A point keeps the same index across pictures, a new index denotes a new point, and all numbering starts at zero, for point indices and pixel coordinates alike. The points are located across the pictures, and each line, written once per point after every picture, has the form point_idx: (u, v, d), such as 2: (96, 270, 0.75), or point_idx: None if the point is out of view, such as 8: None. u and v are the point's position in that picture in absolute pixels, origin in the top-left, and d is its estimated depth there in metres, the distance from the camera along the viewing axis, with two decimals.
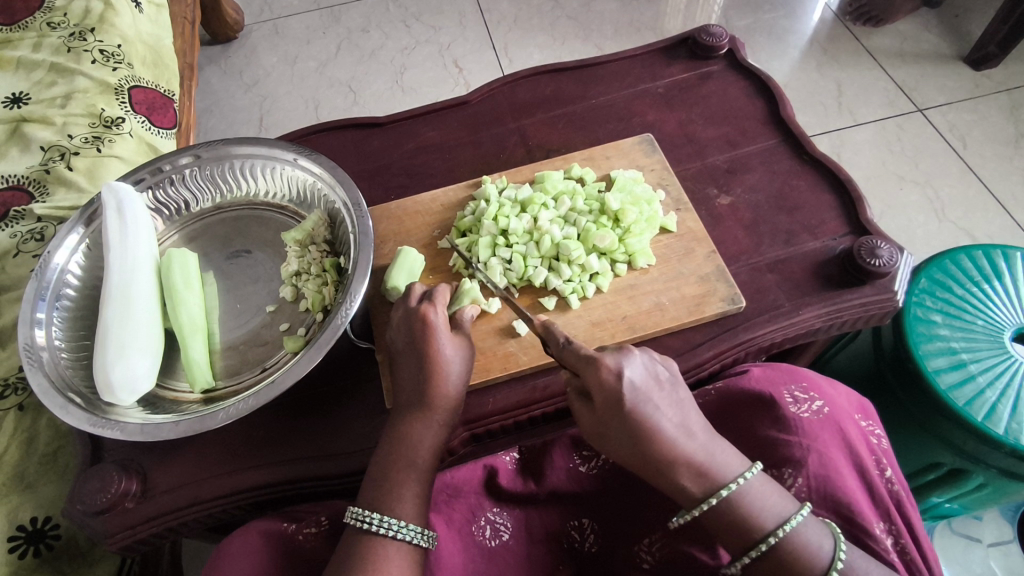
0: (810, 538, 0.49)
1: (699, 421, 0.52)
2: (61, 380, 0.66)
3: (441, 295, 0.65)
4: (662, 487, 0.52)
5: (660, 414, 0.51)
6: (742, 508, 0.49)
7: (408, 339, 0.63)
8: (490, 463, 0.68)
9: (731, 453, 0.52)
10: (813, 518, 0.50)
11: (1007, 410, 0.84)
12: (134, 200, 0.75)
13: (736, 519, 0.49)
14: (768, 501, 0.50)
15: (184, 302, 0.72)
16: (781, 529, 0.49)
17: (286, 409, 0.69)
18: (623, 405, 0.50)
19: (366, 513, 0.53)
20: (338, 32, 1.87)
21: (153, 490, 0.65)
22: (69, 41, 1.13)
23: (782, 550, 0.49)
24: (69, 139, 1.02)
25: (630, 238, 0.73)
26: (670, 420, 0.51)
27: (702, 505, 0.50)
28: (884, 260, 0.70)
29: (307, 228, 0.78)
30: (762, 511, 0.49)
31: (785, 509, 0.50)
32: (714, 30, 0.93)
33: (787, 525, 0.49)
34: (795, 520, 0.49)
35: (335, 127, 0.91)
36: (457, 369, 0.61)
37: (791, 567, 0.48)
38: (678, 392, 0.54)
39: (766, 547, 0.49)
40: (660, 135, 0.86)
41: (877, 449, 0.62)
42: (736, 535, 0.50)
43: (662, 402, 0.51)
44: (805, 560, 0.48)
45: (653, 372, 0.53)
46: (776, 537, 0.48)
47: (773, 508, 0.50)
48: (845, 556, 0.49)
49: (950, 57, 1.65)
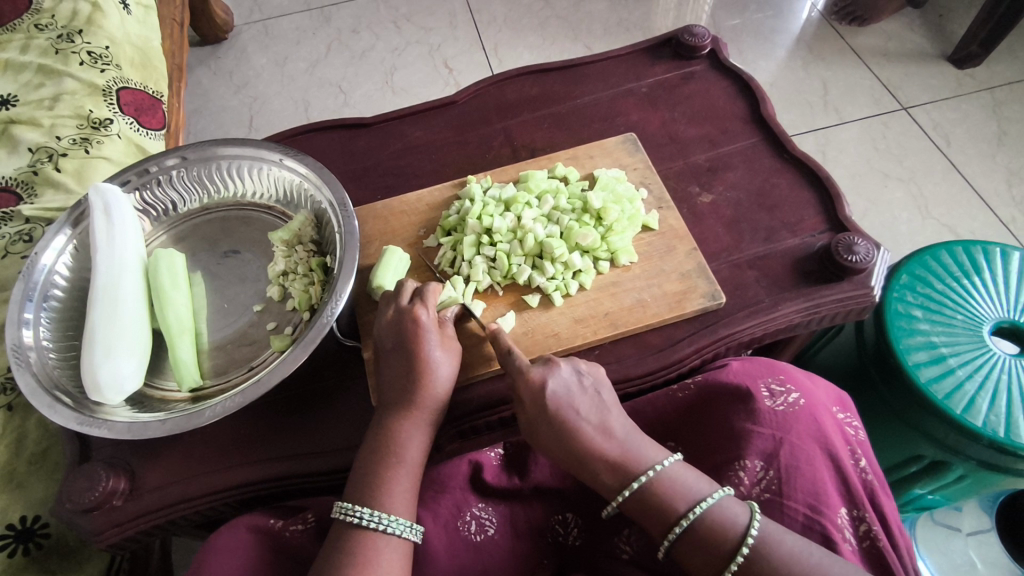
0: (725, 515, 0.51)
1: (619, 419, 0.57)
2: (49, 380, 0.66)
3: (432, 292, 0.66)
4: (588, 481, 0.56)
5: (580, 415, 0.57)
6: (660, 493, 0.53)
7: (397, 338, 0.64)
8: (475, 460, 0.68)
9: (650, 447, 0.56)
10: (730, 497, 0.52)
11: (985, 403, 0.85)
12: (121, 202, 0.76)
13: (653, 504, 0.53)
14: (681, 485, 0.53)
15: (172, 302, 0.73)
16: (694, 509, 0.51)
17: (272, 408, 0.69)
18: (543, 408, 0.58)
19: (355, 508, 0.54)
20: (328, 33, 1.87)
21: (141, 488, 0.66)
22: (56, 43, 1.13)
23: (697, 528, 0.51)
24: (57, 141, 1.02)
25: (612, 235, 0.74)
26: (590, 420, 0.57)
27: (619, 495, 0.54)
28: (861, 256, 0.72)
29: (294, 228, 0.79)
30: (677, 493, 0.52)
31: (700, 491, 0.52)
32: (696, 31, 0.94)
33: (700, 504, 0.51)
34: (705, 501, 0.51)
35: (322, 128, 0.91)
36: (444, 371, 0.63)
37: (708, 544, 0.50)
38: (602, 393, 0.59)
39: (681, 528, 0.51)
40: (644, 135, 0.88)
41: (852, 440, 0.63)
42: (657, 520, 0.52)
43: (581, 406, 0.58)
44: (719, 535, 0.50)
45: (574, 377, 0.60)
46: (687, 516, 0.51)
47: (686, 491, 0.52)
48: (757, 530, 0.49)
49: (934, 56, 1.67)
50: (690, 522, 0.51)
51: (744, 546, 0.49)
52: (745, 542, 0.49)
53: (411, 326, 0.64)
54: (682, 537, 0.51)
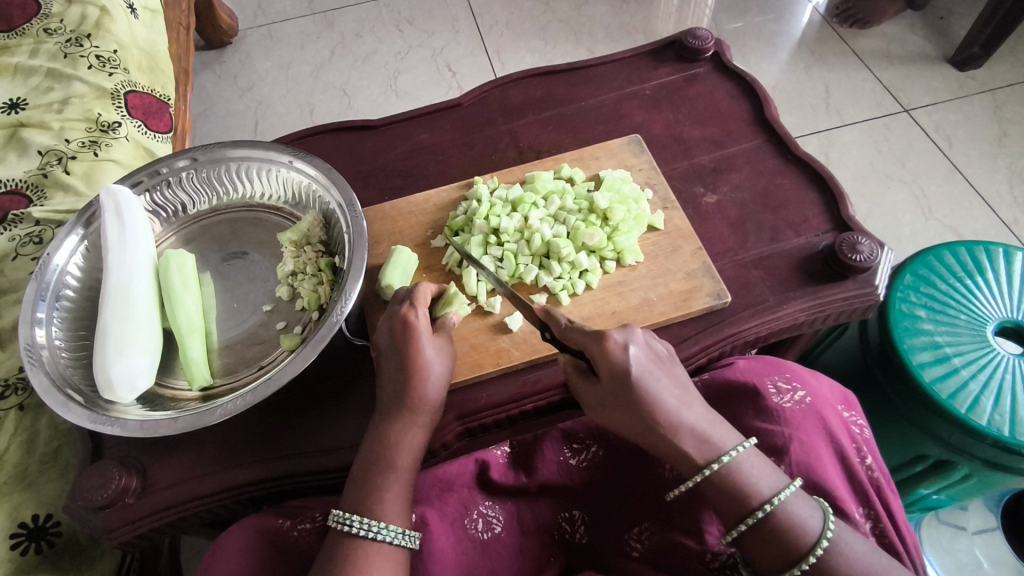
0: (802, 510, 0.51)
1: (697, 395, 0.56)
2: (61, 378, 0.67)
3: (422, 296, 0.66)
4: (664, 454, 0.55)
5: (663, 386, 0.54)
6: (740, 477, 0.52)
7: (389, 341, 0.64)
8: (482, 458, 0.69)
9: (725, 429, 0.55)
10: (804, 493, 0.52)
11: (989, 402, 0.86)
12: (132, 203, 0.77)
13: (731, 488, 0.52)
14: (762, 473, 0.52)
15: (182, 302, 0.74)
16: (776, 497, 0.51)
17: (281, 407, 0.70)
18: (627, 378, 0.54)
19: (348, 515, 0.55)
20: (332, 37, 1.88)
21: (152, 486, 0.66)
22: (65, 47, 1.14)
23: (775, 519, 0.51)
24: (66, 143, 1.03)
25: (618, 235, 0.75)
26: (673, 393, 0.54)
27: (704, 471, 0.52)
28: (865, 256, 0.72)
29: (303, 228, 0.80)
30: (757, 480, 0.52)
31: (779, 480, 0.52)
32: (700, 34, 0.95)
33: (782, 494, 0.51)
34: (787, 491, 0.52)
35: (329, 130, 0.92)
36: (438, 368, 0.63)
37: (783, 535, 0.50)
38: (675, 367, 0.57)
39: (761, 515, 0.51)
40: (648, 136, 0.88)
41: (859, 438, 0.64)
42: (736, 504, 0.52)
43: (663, 377, 0.55)
44: (797, 527, 0.50)
45: (653, 349, 0.57)
46: (771, 505, 0.51)
47: (768, 479, 0.52)
48: (833, 529, 0.51)
49: (935, 59, 1.68)
50: (771, 511, 0.51)
51: (819, 547, 0.50)
52: (820, 540, 0.50)
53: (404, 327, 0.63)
54: (757, 526, 0.51)
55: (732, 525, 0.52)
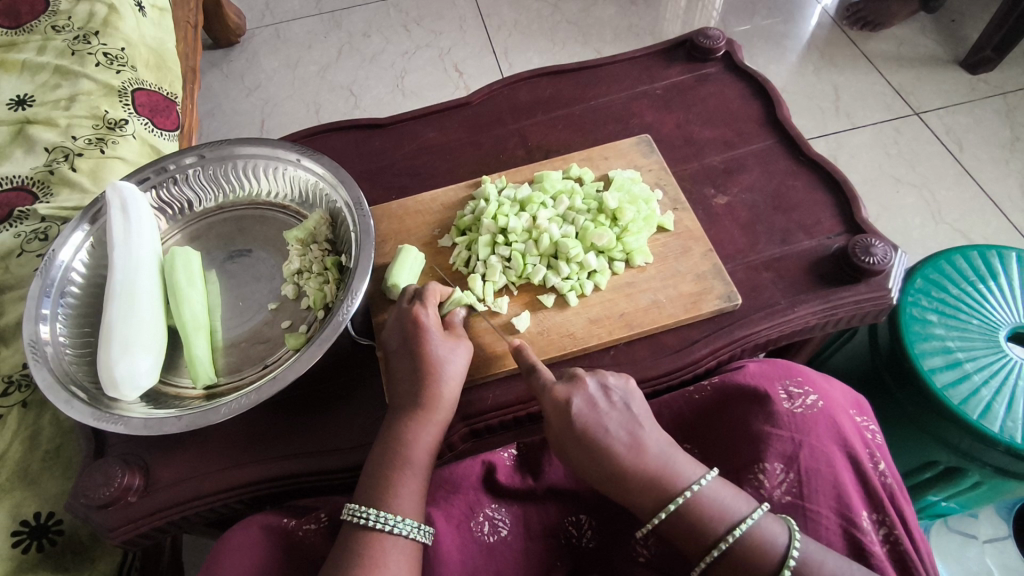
0: (765, 535, 0.51)
1: (652, 433, 0.57)
2: (65, 375, 0.66)
3: (432, 294, 0.67)
4: (618, 498, 0.55)
5: (611, 430, 0.56)
6: (696, 513, 0.52)
7: (401, 340, 0.64)
8: (488, 460, 0.68)
9: (683, 463, 0.55)
10: (770, 517, 0.52)
11: (1002, 409, 0.85)
12: (138, 199, 0.76)
13: (690, 524, 0.52)
14: (721, 504, 0.52)
15: (187, 299, 0.73)
16: (733, 531, 0.51)
17: (286, 406, 0.69)
18: (574, 424, 0.57)
19: (364, 508, 0.54)
20: (339, 37, 1.88)
21: (155, 484, 0.66)
22: (73, 44, 1.14)
23: (737, 551, 0.50)
24: (73, 141, 1.03)
25: (628, 236, 0.74)
26: (622, 436, 0.56)
27: (657, 515, 0.53)
28: (879, 259, 0.71)
29: (309, 227, 0.79)
30: (716, 514, 0.52)
31: (738, 511, 0.52)
32: (711, 33, 0.94)
33: (742, 526, 0.51)
34: (746, 523, 0.51)
35: (337, 128, 0.92)
36: (456, 363, 0.63)
37: (748, 567, 0.50)
38: (629, 407, 0.59)
39: (721, 550, 0.51)
40: (658, 136, 0.88)
41: (871, 443, 0.63)
42: (697, 539, 0.52)
43: (613, 420, 0.57)
44: (760, 559, 0.50)
45: (603, 394, 0.59)
46: (728, 539, 0.50)
47: (727, 511, 0.52)
48: (798, 553, 0.49)
49: (946, 62, 1.67)
50: (730, 544, 0.51)
51: (785, 572, 0.49)
52: (786, 565, 0.49)
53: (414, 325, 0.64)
54: (720, 561, 0.51)
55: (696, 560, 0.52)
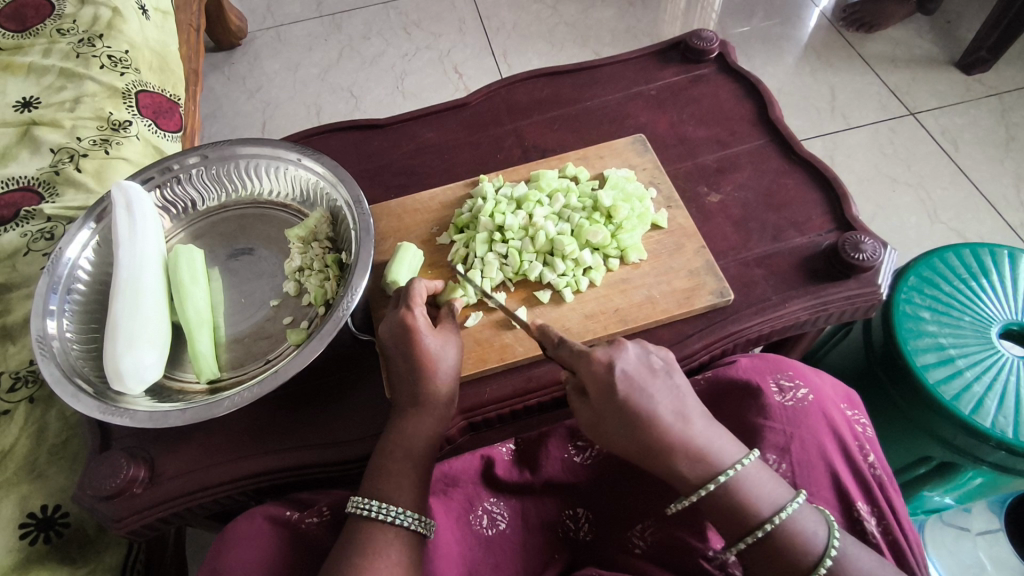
0: (805, 525, 0.51)
1: (696, 406, 0.54)
2: (72, 369, 0.68)
3: (416, 296, 0.67)
4: (662, 470, 0.53)
5: (657, 402, 0.52)
6: (739, 494, 0.51)
7: (392, 342, 0.64)
8: (486, 454, 0.70)
9: (728, 440, 0.53)
10: (809, 506, 0.52)
11: (993, 404, 0.86)
12: (142, 198, 0.78)
13: (734, 504, 0.51)
14: (765, 488, 0.51)
15: (191, 296, 0.75)
16: (778, 515, 0.50)
17: (288, 399, 0.71)
18: (614, 395, 0.53)
19: (368, 500, 0.56)
20: (340, 39, 1.90)
21: (160, 476, 0.67)
22: (77, 47, 1.16)
23: (777, 536, 0.50)
24: (78, 142, 1.05)
25: (622, 233, 0.75)
26: (667, 407, 0.52)
27: (703, 489, 0.51)
28: (868, 254, 0.73)
29: (310, 225, 0.80)
30: (759, 497, 0.51)
31: (781, 497, 0.51)
32: (705, 35, 0.96)
33: (783, 512, 0.50)
34: (788, 509, 0.51)
35: (337, 129, 0.93)
36: (448, 361, 0.64)
37: (783, 553, 0.50)
38: (674, 376, 0.55)
39: (761, 534, 0.50)
40: (652, 136, 0.89)
41: (861, 436, 0.64)
42: (738, 521, 0.51)
43: (654, 393, 0.53)
44: (798, 547, 0.50)
45: (644, 363, 0.55)
46: (772, 524, 0.50)
47: (770, 496, 0.51)
48: (839, 544, 0.50)
49: (941, 62, 1.68)
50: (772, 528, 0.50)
51: (821, 564, 0.49)
52: (824, 557, 0.49)
53: (405, 326, 0.64)
54: (757, 544, 0.50)
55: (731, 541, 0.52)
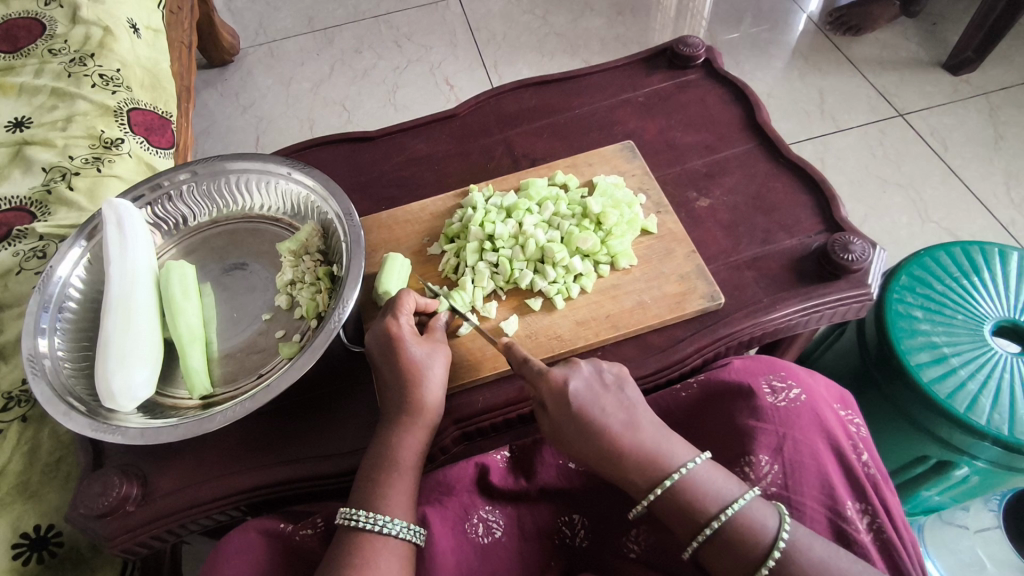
0: (755, 518, 0.51)
1: (647, 415, 0.57)
2: (63, 387, 0.68)
3: (407, 306, 0.67)
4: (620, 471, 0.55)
5: (606, 410, 0.57)
6: (688, 493, 0.52)
7: (380, 355, 0.65)
8: (481, 462, 0.69)
9: (677, 445, 0.55)
10: (759, 500, 0.52)
11: (988, 402, 0.86)
12: (134, 216, 0.78)
13: (683, 504, 0.52)
14: (713, 486, 0.52)
15: (183, 311, 0.75)
16: (726, 511, 0.51)
17: (280, 413, 0.71)
18: (569, 408, 0.57)
19: (355, 511, 0.55)
20: (332, 54, 1.91)
21: (153, 493, 0.67)
22: (69, 67, 1.17)
23: (727, 531, 0.51)
24: (70, 160, 1.05)
25: (612, 240, 0.75)
26: (617, 418, 0.56)
27: (653, 491, 0.53)
28: (857, 255, 0.73)
29: (302, 238, 0.81)
30: (707, 496, 0.52)
31: (730, 493, 0.52)
32: (691, 41, 0.97)
33: (732, 506, 0.51)
34: (735, 504, 0.51)
35: (327, 142, 0.93)
36: (436, 370, 0.64)
37: (737, 549, 0.50)
38: (625, 390, 0.59)
39: (712, 530, 0.51)
40: (640, 142, 0.90)
41: (854, 435, 0.64)
42: (688, 519, 0.52)
43: (607, 404, 0.57)
44: (750, 541, 0.50)
45: (593, 382, 0.59)
46: (719, 519, 0.51)
47: (717, 492, 0.52)
48: (788, 535, 0.50)
49: (929, 64, 1.69)
50: (723, 521, 0.51)
51: (773, 556, 0.49)
52: (775, 550, 0.49)
53: (390, 336, 0.64)
54: (711, 540, 0.51)
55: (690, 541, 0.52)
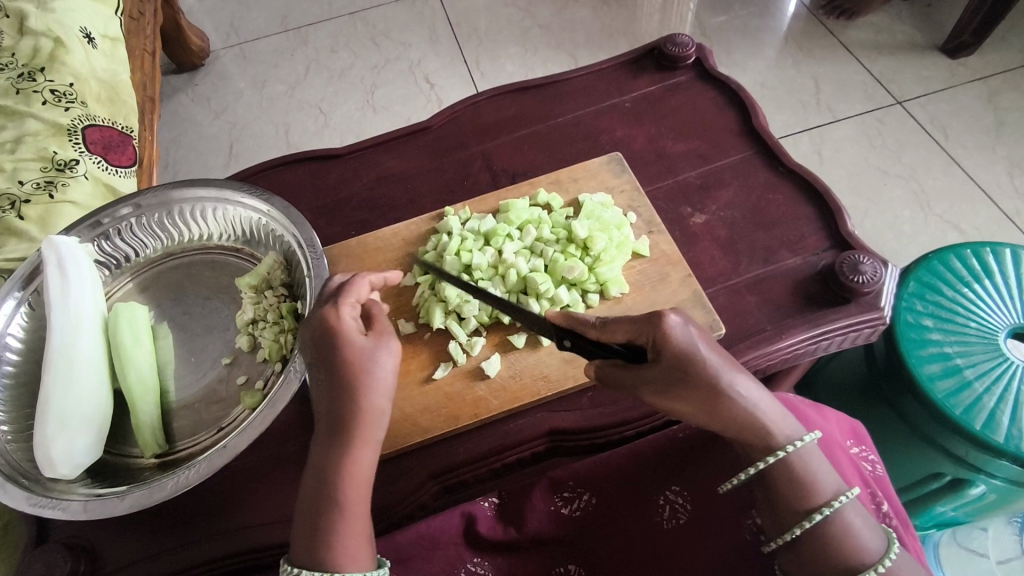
0: (856, 519, 0.50)
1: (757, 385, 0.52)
2: (2, 459, 0.62)
3: (351, 292, 0.58)
4: (736, 432, 0.53)
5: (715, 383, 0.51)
6: (797, 472, 0.51)
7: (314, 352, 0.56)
8: (468, 510, 0.62)
9: (791, 418, 0.53)
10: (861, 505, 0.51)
11: (1006, 417, 0.81)
12: (76, 255, 0.71)
13: (792, 480, 0.51)
14: (823, 470, 0.52)
15: (133, 361, 0.68)
16: (836, 501, 0.50)
17: (240, 474, 0.65)
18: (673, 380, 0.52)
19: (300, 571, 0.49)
20: (306, 54, 1.83)
21: (103, 569, 0.61)
22: (17, 82, 1.09)
23: (831, 522, 0.50)
24: (20, 186, 0.98)
25: (601, 266, 0.69)
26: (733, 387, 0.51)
27: (762, 462, 0.52)
28: (867, 277, 0.67)
29: (263, 272, 0.74)
30: (817, 477, 0.51)
31: (838, 485, 0.51)
32: (680, 39, 0.90)
33: (841, 498, 0.50)
34: (840, 500, 0.50)
35: (290, 162, 0.86)
36: (382, 361, 0.54)
37: (834, 543, 0.49)
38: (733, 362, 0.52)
39: (816, 519, 0.50)
40: (629, 153, 0.83)
41: (870, 480, 0.60)
42: (792, 500, 0.51)
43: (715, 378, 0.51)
44: (849, 540, 0.49)
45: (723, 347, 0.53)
46: (831, 506, 0.50)
47: (829, 479, 0.51)
48: (893, 555, 0.49)
49: (927, 47, 1.63)
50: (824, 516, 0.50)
51: (870, 573, 0.48)
52: (875, 563, 0.48)
53: (327, 325, 0.55)
54: (805, 534, 0.50)
55: (775, 533, 0.52)
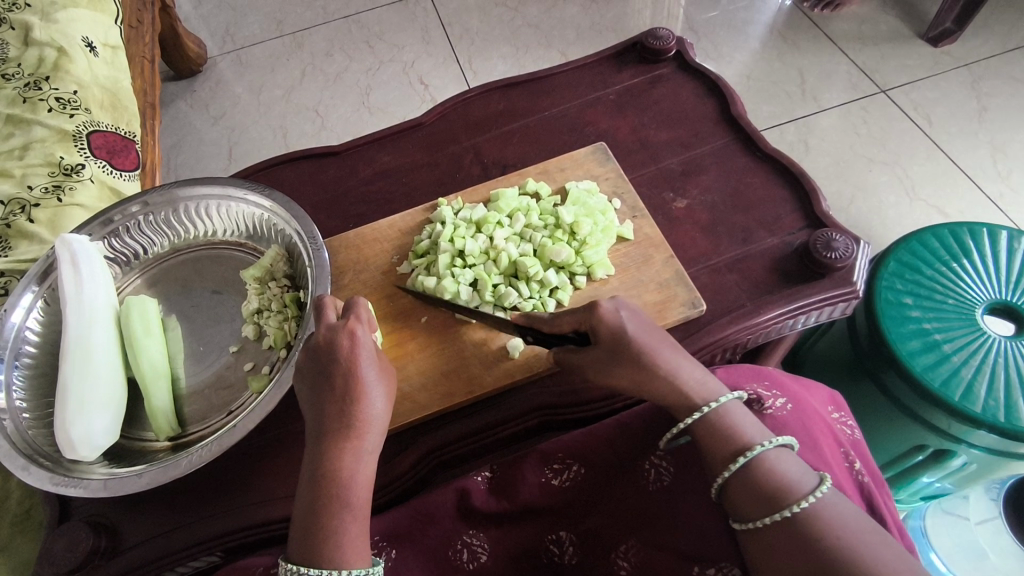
0: (780, 462, 0.52)
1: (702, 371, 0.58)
2: (25, 443, 0.66)
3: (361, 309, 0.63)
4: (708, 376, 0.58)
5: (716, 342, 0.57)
6: (723, 423, 0.55)
7: (314, 365, 0.59)
8: (461, 486, 0.64)
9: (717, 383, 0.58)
10: (786, 451, 0.53)
11: (983, 388, 0.84)
12: (89, 252, 0.75)
13: (720, 430, 0.55)
14: (743, 421, 0.55)
15: (144, 350, 0.71)
16: (765, 442, 0.53)
17: (251, 454, 0.68)
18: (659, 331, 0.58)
19: (305, 568, 0.50)
20: (301, 58, 1.87)
21: (122, 545, 0.64)
22: (24, 91, 1.12)
23: (758, 463, 0.52)
24: (29, 191, 1.02)
25: (587, 249, 0.73)
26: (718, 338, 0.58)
27: (686, 419, 0.56)
28: (840, 253, 0.71)
29: (266, 264, 0.78)
30: (739, 427, 0.54)
31: (760, 436, 0.54)
32: (661, 34, 0.93)
33: (768, 441, 0.53)
34: (766, 443, 0.53)
35: (290, 160, 0.90)
36: (378, 394, 0.58)
37: (760, 481, 0.51)
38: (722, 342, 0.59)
39: (745, 459, 0.52)
40: (614, 143, 0.87)
41: (845, 443, 0.63)
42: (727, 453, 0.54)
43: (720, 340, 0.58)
44: (776, 476, 0.51)
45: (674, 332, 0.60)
46: (761, 445, 0.52)
47: (754, 429, 0.54)
48: (821, 491, 0.49)
49: (909, 36, 1.66)
50: (752, 458, 0.52)
51: (804, 501, 0.49)
52: (806, 496, 0.49)
53: (323, 343, 0.59)
54: (736, 474, 0.52)
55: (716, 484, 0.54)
